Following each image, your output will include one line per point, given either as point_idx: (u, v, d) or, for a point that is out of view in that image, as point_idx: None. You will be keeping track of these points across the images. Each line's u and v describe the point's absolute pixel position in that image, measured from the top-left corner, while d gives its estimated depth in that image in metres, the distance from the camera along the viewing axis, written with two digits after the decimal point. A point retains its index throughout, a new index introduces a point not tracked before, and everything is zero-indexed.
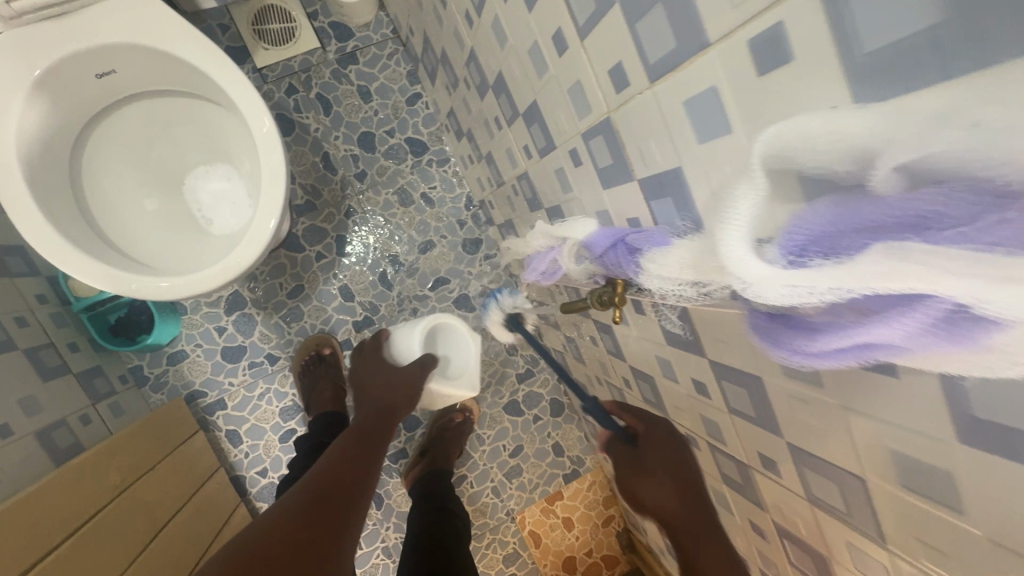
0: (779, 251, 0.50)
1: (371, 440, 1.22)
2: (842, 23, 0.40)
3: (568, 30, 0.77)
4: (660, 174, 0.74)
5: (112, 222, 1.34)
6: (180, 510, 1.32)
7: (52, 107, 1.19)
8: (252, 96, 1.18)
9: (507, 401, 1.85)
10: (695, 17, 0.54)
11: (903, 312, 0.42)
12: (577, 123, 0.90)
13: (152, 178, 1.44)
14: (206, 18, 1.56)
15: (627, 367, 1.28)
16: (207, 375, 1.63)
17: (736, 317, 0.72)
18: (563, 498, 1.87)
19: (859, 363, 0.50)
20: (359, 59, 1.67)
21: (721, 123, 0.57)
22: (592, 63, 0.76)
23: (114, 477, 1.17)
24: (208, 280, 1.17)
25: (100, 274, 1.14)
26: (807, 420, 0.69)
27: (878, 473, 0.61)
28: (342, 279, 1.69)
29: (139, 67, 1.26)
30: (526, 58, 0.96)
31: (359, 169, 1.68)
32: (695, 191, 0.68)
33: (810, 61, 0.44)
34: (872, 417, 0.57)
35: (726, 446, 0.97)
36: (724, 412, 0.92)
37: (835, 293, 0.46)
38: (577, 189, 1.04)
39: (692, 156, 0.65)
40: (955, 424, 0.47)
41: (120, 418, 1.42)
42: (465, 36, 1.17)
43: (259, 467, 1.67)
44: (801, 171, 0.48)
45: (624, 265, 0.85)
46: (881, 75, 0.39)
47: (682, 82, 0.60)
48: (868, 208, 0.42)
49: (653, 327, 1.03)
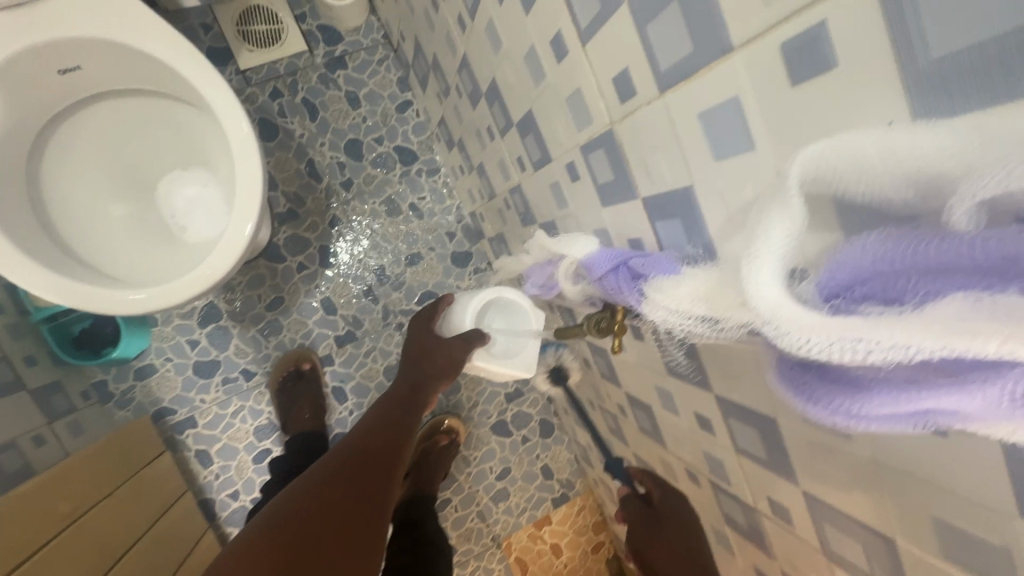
0: (822, 294, 0.46)
1: (401, 418, 1.18)
2: (904, 27, 0.36)
3: (568, 34, 0.74)
4: (670, 193, 0.70)
5: (74, 227, 1.27)
6: (139, 540, 1.24)
7: (9, 104, 1.13)
8: (231, 101, 1.13)
9: (495, 420, 1.79)
10: (715, 20, 0.51)
11: (984, 377, 0.37)
12: (576, 134, 0.85)
13: (123, 184, 1.37)
14: (187, 17, 1.51)
15: (622, 393, 1.24)
16: (177, 391, 1.55)
17: (752, 350, 0.68)
18: (551, 523, 1.80)
19: (910, 425, 0.46)
20: (348, 64, 1.62)
21: (742, 140, 0.54)
22: (595, 68, 0.72)
23: (64, 506, 1.10)
24: (179, 295, 1.11)
25: (55, 284, 1.07)
26: (831, 473, 0.66)
27: (913, 539, 0.58)
28: (325, 291, 1.63)
29: (105, 64, 1.20)
30: (520, 64, 0.92)
31: (345, 178, 1.64)
32: (707, 214, 0.64)
33: (859, 71, 0.40)
34: (915, 477, 0.54)
35: (730, 486, 0.93)
36: (730, 451, 0.88)
37: (895, 350, 0.40)
38: (572, 206, 1.00)
39: (707, 176, 0.62)
40: (1017, 497, 0.44)
41: (80, 438, 1.34)
42: (458, 42, 1.13)
43: (230, 490, 1.59)
44: (847, 195, 0.44)
45: (623, 292, 0.80)
46: (961, 84, 0.35)
47: (700, 95, 0.57)
48: (936, 249, 0.37)
49: (652, 354, 0.99)
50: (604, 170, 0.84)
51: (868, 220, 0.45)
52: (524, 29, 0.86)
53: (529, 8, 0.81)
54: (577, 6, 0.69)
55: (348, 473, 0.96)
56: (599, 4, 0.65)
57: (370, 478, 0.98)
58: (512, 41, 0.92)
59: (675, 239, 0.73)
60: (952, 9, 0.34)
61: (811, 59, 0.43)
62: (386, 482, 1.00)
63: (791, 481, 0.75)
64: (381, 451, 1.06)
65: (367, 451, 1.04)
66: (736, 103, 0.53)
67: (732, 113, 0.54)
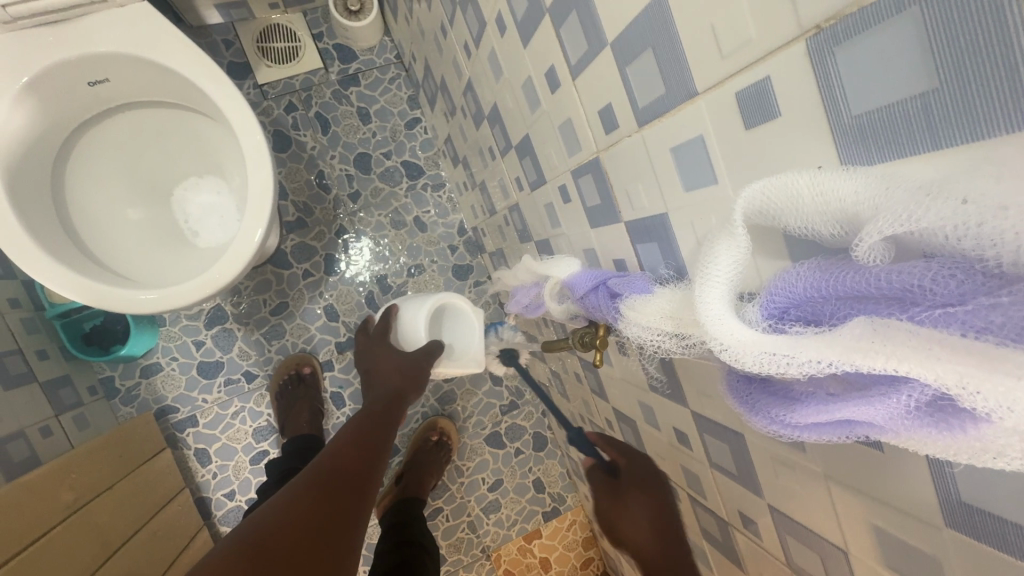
0: (759, 313, 0.53)
1: (378, 429, 1.20)
2: (830, 87, 0.44)
3: (560, 68, 0.83)
4: (648, 216, 0.77)
5: (93, 229, 1.32)
6: (136, 534, 1.26)
7: (41, 112, 1.19)
8: (243, 112, 1.18)
9: (489, 431, 1.81)
10: (686, 67, 0.59)
11: (885, 392, 0.43)
12: (568, 160, 0.94)
13: (143, 190, 1.44)
14: (211, 33, 1.57)
15: (610, 409, 1.26)
16: (181, 391, 1.59)
17: (714, 369, 0.72)
18: (541, 536, 1.81)
19: (832, 436, 0.51)
20: (361, 81, 1.68)
21: (709, 173, 0.62)
22: (584, 102, 0.81)
23: (65, 496, 1.12)
24: (182, 298, 1.15)
25: (73, 285, 1.12)
26: (789, 487, 0.69)
27: (862, 551, 0.60)
28: (328, 298, 1.67)
29: (132, 78, 1.26)
30: (519, 92, 1.00)
31: (353, 190, 1.68)
32: (680, 239, 0.72)
33: (797, 121, 0.48)
34: (859, 491, 0.56)
35: (706, 500, 0.95)
36: (705, 464, 0.90)
37: (815, 367, 0.46)
38: (567, 223, 1.04)
39: (681, 202, 0.69)
40: (943, 508, 0.47)
41: (84, 431, 1.37)
42: (464, 67, 1.19)
43: (226, 489, 1.61)
44: (784, 227, 0.51)
45: (604, 309, 0.85)
46: (872, 136, 0.42)
47: (678, 131, 0.64)
48: (849, 276, 0.44)
49: (636, 370, 1.01)
50: (601, 191, 0.88)
51: (801, 250, 0.52)
52: (529, 58, 0.90)
53: (528, 41, 0.88)
54: (569, 45, 0.78)
55: (321, 483, 0.98)
56: (589, 43, 0.73)
57: (344, 487, 1.01)
58: (516, 68, 0.97)
59: (655, 254, 0.79)
60: (866, 74, 0.41)
61: (762, 108, 0.51)
62: (362, 490, 1.03)
63: (758, 496, 0.77)
64: (357, 460, 1.08)
65: (339, 461, 1.06)
66: (702, 140, 0.60)
67: (701, 150, 0.61)
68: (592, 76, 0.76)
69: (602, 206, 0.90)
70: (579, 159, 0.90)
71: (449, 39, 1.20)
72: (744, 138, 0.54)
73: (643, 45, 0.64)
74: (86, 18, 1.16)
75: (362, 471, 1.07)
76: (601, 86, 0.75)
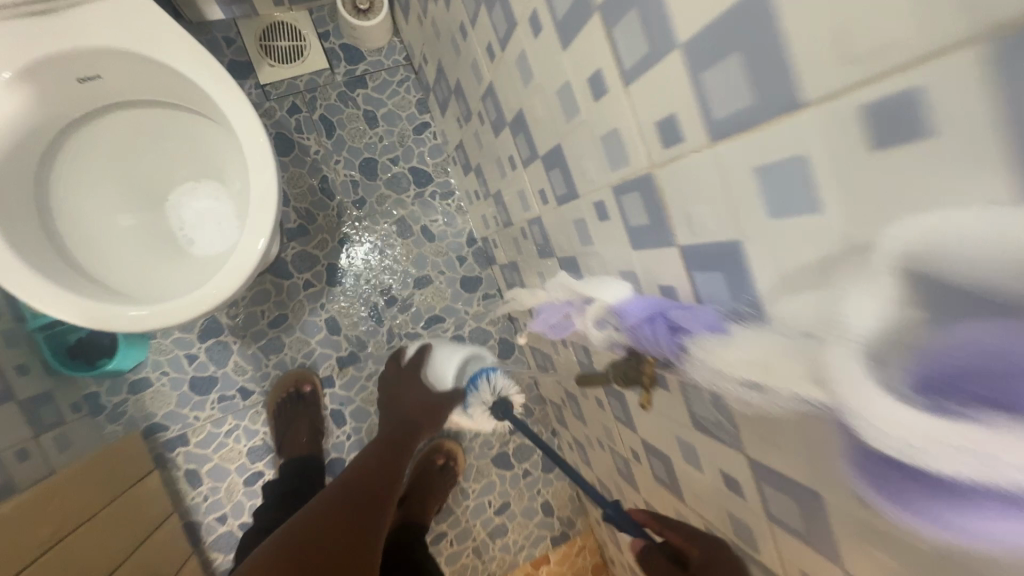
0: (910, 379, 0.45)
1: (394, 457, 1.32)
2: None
3: (609, 74, 0.75)
4: (723, 244, 0.67)
5: (78, 236, 1.25)
6: (117, 568, 1.19)
7: (25, 111, 1.12)
8: (240, 112, 1.11)
9: (497, 452, 1.73)
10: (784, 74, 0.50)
11: None
12: (607, 174, 0.87)
13: (134, 198, 1.37)
14: (211, 30, 1.51)
15: (637, 439, 1.20)
16: (171, 407, 1.52)
17: (799, 423, 0.64)
18: (549, 562, 1.76)
19: None
20: (368, 83, 1.63)
21: (808, 200, 0.52)
22: (635, 115, 0.74)
23: (42, 530, 1.05)
24: (174, 316, 1.08)
25: (54, 297, 1.05)
26: (878, 558, 0.62)
27: None
28: (330, 310, 1.61)
29: (124, 75, 1.20)
30: (552, 98, 0.93)
31: (358, 196, 1.62)
32: (759, 275, 0.63)
33: (962, 150, 0.37)
34: None
35: (758, 553, 0.89)
36: (761, 514, 0.84)
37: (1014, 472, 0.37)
38: (600, 242, 0.98)
39: (769, 228, 0.59)
40: None
41: (67, 452, 1.30)
42: (484, 70, 1.13)
43: (218, 513, 1.55)
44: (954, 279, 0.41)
45: (667, 342, 0.80)
46: None
47: (770, 150, 0.55)
48: None
49: (675, 403, 0.96)
50: (644, 208, 0.81)
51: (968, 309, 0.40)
52: (565, 65, 0.85)
53: (567, 44, 0.82)
54: (620, 49, 0.71)
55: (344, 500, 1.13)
56: (648, 46, 0.66)
57: (348, 524, 1.07)
58: (550, 75, 0.90)
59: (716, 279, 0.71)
60: None
61: (905, 127, 0.41)
62: (359, 530, 1.08)
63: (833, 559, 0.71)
64: (370, 482, 1.21)
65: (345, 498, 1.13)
66: (804, 161, 0.51)
67: (802, 174, 0.52)
68: (645, 83, 0.69)
69: (646, 226, 0.83)
70: (620, 173, 0.83)
71: (470, 44, 1.15)
72: (871, 158, 0.44)
73: (709, 49, 0.57)
74: (76, 11, 1.09)
75: (366, 513, 1.14)
76: (655, 93, 0.68)
